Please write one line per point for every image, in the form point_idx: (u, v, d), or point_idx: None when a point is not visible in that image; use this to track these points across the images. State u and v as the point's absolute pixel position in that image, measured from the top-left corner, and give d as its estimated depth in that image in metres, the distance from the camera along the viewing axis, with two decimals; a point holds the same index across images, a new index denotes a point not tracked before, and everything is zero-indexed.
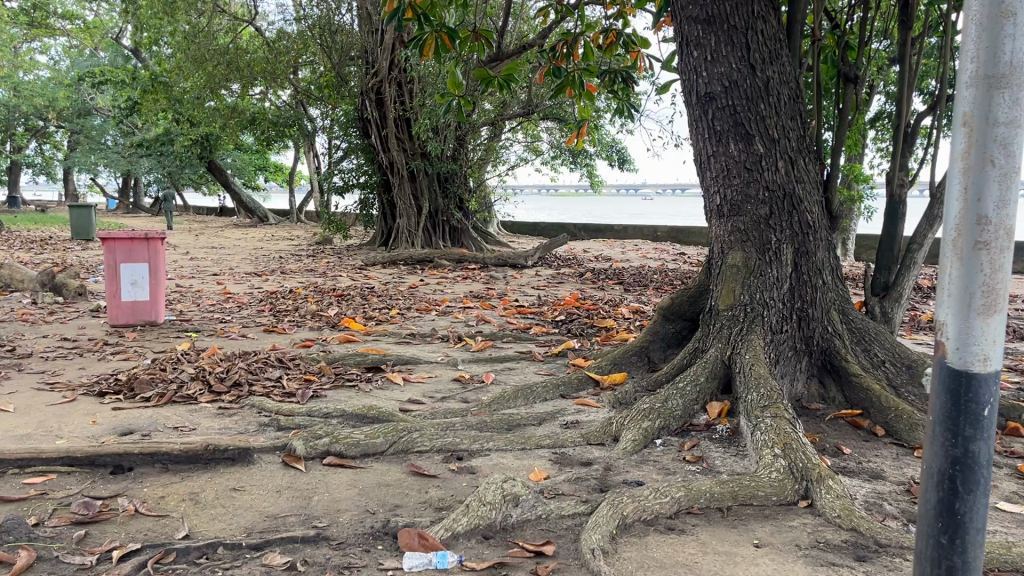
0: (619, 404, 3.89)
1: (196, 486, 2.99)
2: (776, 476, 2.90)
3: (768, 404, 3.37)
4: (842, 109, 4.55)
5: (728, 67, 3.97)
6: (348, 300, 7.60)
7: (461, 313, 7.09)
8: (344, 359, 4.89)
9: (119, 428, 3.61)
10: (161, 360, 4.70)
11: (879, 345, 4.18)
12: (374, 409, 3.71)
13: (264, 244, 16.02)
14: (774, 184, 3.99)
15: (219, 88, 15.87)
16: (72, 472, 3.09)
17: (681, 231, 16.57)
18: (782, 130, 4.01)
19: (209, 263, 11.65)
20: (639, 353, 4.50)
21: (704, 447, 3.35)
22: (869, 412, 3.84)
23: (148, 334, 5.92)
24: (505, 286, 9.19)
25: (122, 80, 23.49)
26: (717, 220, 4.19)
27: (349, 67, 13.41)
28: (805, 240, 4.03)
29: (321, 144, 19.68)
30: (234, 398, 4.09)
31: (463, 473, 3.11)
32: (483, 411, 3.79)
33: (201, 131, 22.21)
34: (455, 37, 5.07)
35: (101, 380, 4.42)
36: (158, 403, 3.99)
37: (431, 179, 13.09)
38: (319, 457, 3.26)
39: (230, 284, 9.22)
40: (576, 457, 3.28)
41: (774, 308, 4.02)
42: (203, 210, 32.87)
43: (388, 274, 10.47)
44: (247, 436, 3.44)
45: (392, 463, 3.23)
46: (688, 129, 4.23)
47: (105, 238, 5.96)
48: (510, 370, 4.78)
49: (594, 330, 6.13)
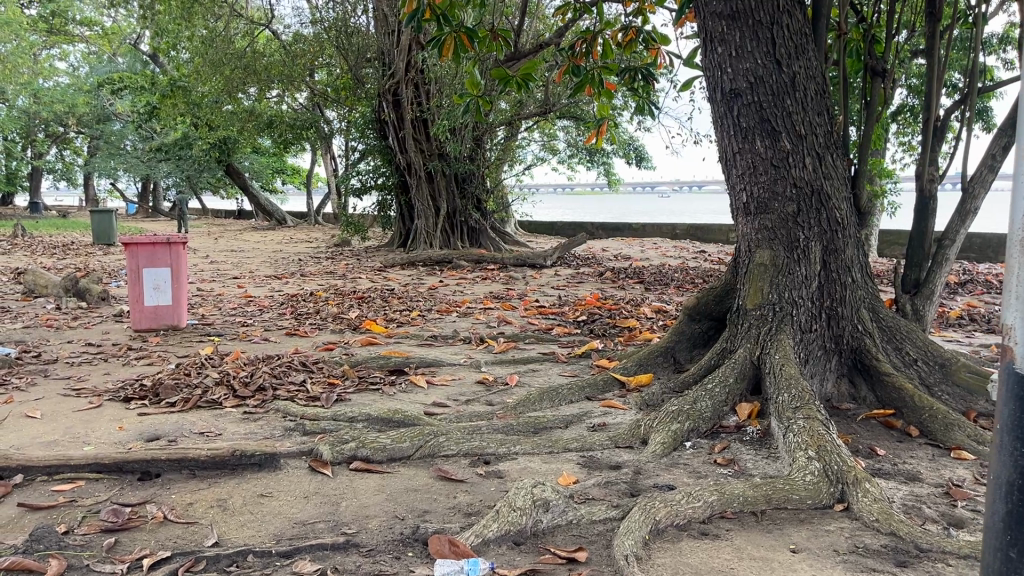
0: (646, 405, 3.85)
1: (224, 492, 2.97)
2: (810, 479, 2.85)
3: (801, 405, 3.31)
4: (869, 105, 4.49)
5: (753, 63, 3.91)
6: (368, 302, 7.60)
7: (483, 314, 7.07)
8: (368, 361, 4.87)
9: (146, 433, 3.61)
10: (186, 364, 4.70)
11: (911, 344, 4.11)
12: (400, 413, 3.69)
13: (282, 247, 16.09)
14: (802, 181, 3.93)
15: (236, 92, 15.93)
16: (100, 478, 3.08)
17: (700, 229, 16.46)
18: (809, 126, 3.95)
19: (229, 267, 11.70)
20: (664, 353, 4.46)
21: (735, 449, 3.30)
22: (902, 412, 3.77)
23: (171, 339, 5.94)
24: (525, 287, 9.16)
25: (140, 85, 23.68)
26: (743, 218, 4.13)
27: (366, 69, 13.42)
28: (833, 238, 3.97)
29: (338, 146, 19.74)
30: (258, 402, 4.09)
31: (490, 477, 3.08)
32: (509, 414, 3.75)
33: (219, 135, 22.33)
34: (474, 37, 5.05)
35: (126, 386, 4.43)
36: (183, 408, 3.98)
37: (449, 179, 13.08)
38: (345, 462, 3.24)
39: (251, 287, 9.25)
40: (605, 460, 3.24)
41: (803, 307, 3.96)
42: (222, 213, 33.08)
43: (408, 275, 10.46)
44: (273, 442, 3.43)
45: (420, 467, 3.20)
46: (713, 127, 4.17)
47: (128, 243, 5.98)
48: (534, 372, 4.75)
49: (617, 330, 6.09)
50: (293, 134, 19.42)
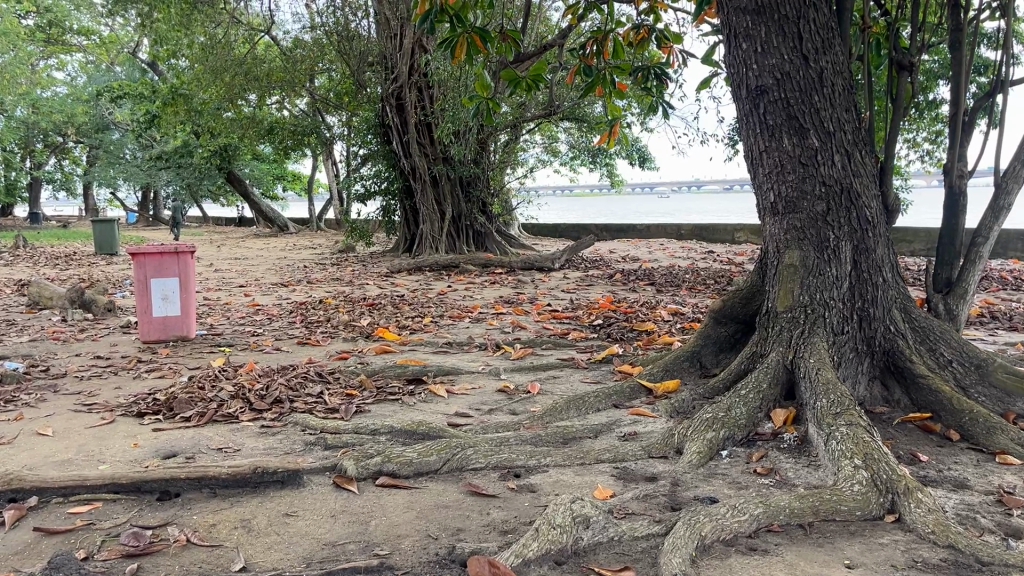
0: (676, 413, 3.74)
1: (247, 512, 2.86)
2: (858, 489, 2.74)
3: (842, 410, 3.20)
4: (895, 99, 4.39)
5: (780, 59, 3.80)
6: (379, 309, 7.48)
7: (496, 320, 6.95)
8: (385, 371, 4.76)
9: (162, 450, 3.50)
10: (199, 377, 4.59)
11: (946, 344, 4.00)
12: (424, 425, 3.57)
13: (286, 254, 15.98)
14: (831, 179, 3.82)
15: (236, 98, 15.82)
16: (118, 499, 2.97)
17: (705, 229, 16.35)
18: (838, 122, 3.84)
19: (234, 275, 11.59)
20: (691, 358, 4.35)
21: (774, 458, 3.19)
22: (940, 415, 3.65)
23: (181, 350, 5.83)
24: (534, 290, 9.05)
25: (139, 93, 23.59)
26: (771, 218, 4.03)
27: (368, 73, 13.30)
28: (864, 236, 3.86)
29: (339, 151, 19.62)
30: (276, 416, 3.97)
31: (523, 492, 2.97)
32: (536, 424, 3.64)
33: (220, 142, 22.19)
34: (487, 38, 4.93)
35: (139, 400, 4.32)
36: (199, 423, 3.87)
37: (454, 183, 12.97)
38: (371, 478, 3.13)
39: (258, 295, 9.13)
40: (640, 471, 3.12)
41: (835, 308, 3.85)
42: (222, 221, 32.96)
43: (415, 281, 10.35)
44: (294, 458, 3.32)
45: (448, 482, 3.09)
46: (738, 125, 4.07)
47: (135, 253, 5.87)
48: (556, 379, 4.63)
49: (635, 335, 5.97)
50: (293, 141, 19.30)
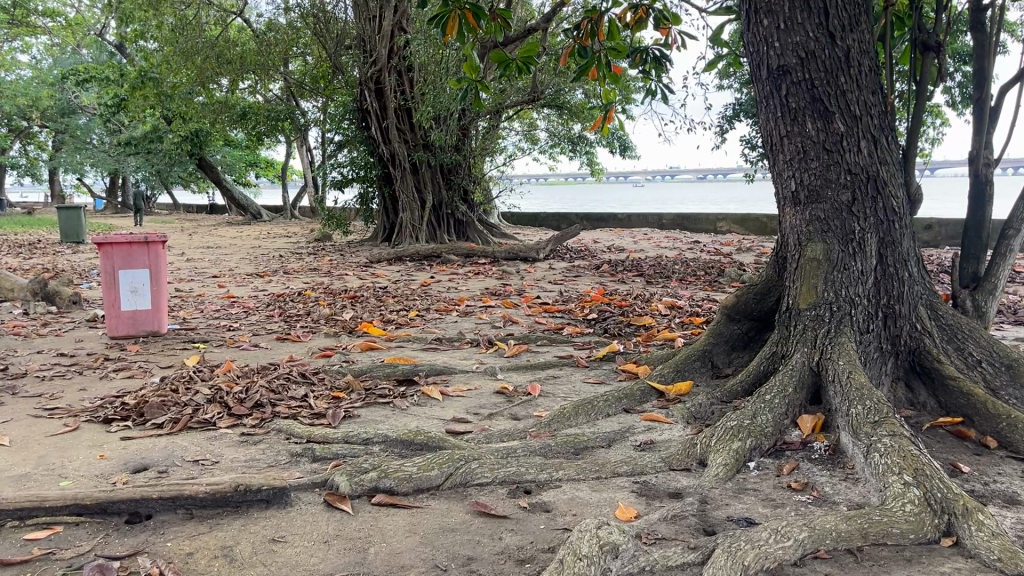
0: (694, 419, 3.46)
1: (229, 537, 2.55)
2: (911, 510, 2.46)
3: (880, 419, 2.94)
4: (918, 82, 4.15)
5: (804, 36, 3.53)
6: (361, 302, 7.12)
7: (485, 313, 6.64)
8: (372, 371, 4.45)
9: (132, 463, 3.17)
10: (171, 378, 4.23)
11: (974, 343, 3.75)
12: (422, 434, 3.26)
13: (261, 243, 15.47)
14: (857, 166, 3.56)
15: (208, 82, 15.31)
16: (81, 522, 2.64)
17: (687, 219, 16.10)
18: (864, 106, 3.58)
19: (207, 265, 11.15)
20: (702, 358, 4.08)
21: (806, 470, 2.93)
22: (974, 420, 3.40)
23: (151, 347, 5.46)
24: (521, 282, 8.72)
25: (106, 77, 22.88)
26: (791, 208, 3.76)
27: (345, 57, 12.95)
28: (890, 228, 3.61)
29: (314, 138, 19.14)
30: (257, 422, 3.65)
31: (537, 511, 2.68)
32: (542, 432, 3.35)
33: (191, 127, 21.58)
34: (481, 15, 4.58)
35: (106, 404, 3.96)
36: (172, 431, 3.54)
37: (434, 171, 12.57)
38: (366, 496, 2.82)
39: (233, 286, 8.73)
40: (662, 486, 2.85)
41: (861, 306, 3.58)
42: (192, 208, 32.22)
43: (396, 271, 10.00)
44: (278, 472, 3.01)
45: (453, 500, 2.79)
46: (756, 108, 3.80)
47: (101, 243, 5.51)
48: (557, 380, 4.35)
49: (633, 330, 5.70)
50: (267, 127, 18.75)
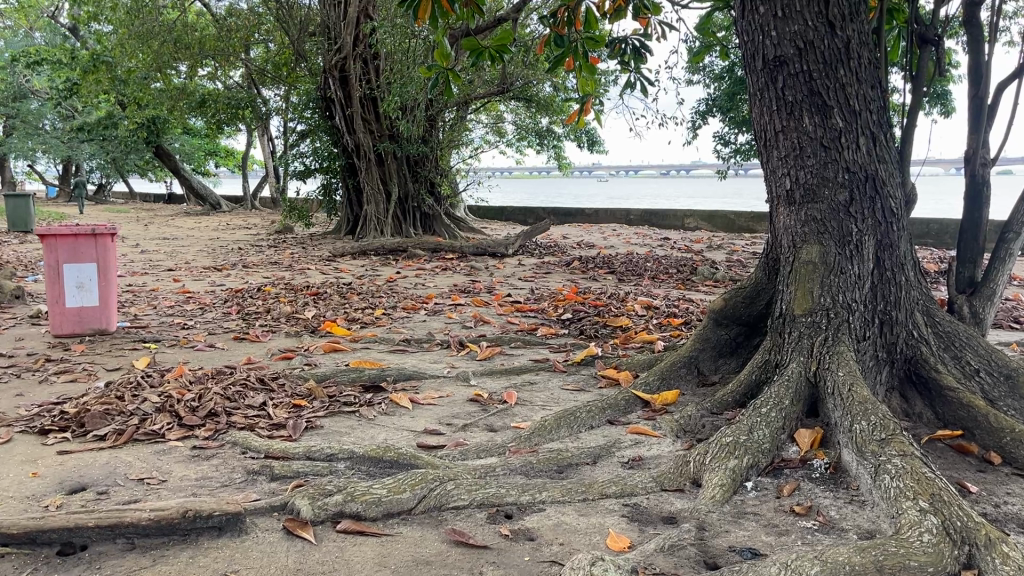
0: (684, 432, 3.24)
1: (175, 573, 2.26)
2: (929, 540, 2.25)
3: (887, 437, 2.74)
4: (914, 77, 3.98)
5: (803, 26, 3.33)
6: (325, 299, 6.81)
7: (455, 312, 6.37)
8: (337, 376, 4.16)
9: (68, 482, 2.85)
10: (117, 384, 3.89)
11: (972, 351, 3.58)
12: (392, 450, 2.99)
13: (220, 235, 15.02)
14: (855, 164, 3.36)
15: (165, 68, 14.81)
16: (5, 554, 2.33)
17: (655, 215, 15.96)
18: (863, 100, 3.38)
19: (162, 257, 10.71)
20: (688, 364, 3.87)
21: (808, 492, 2.72)
22: (974, 434, 3.21)
23: (98, 346, 5.11)
24: (490, 279, 8.47)
25: (59, 60, 22.14)
26: (785, 208, 3.55)
27: (309, 45, 12.59)
28: (887, 230, 3.41)
29: (276, 127, 18.69)
30: (210, 434, 3.35)
31: (520, 541, 2.43)
32: (523, 447, 3.10)
33: (147, 114, 20.93)
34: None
35: (43, 412, 3.62)
36: (116, 444, 3.22)
37: (401, 162, 12.24)
38: (330, 522, 2.55)
39: (189, 281, 8.35)
40: (654, 509, 2.62)
41: (857, 312, 3.38)
42: (149, 196, 31.43)
43: (360, 266, 9.68)
44: (233, 495, 2.72)
45: (426, 526, 2.53)
46: (751, 102, 3.60)
47: (45, 235, 5.14)
48: (533, 386, 4.11)
49: (609, 331, 5.47)
50: (227, 115, 18.22)
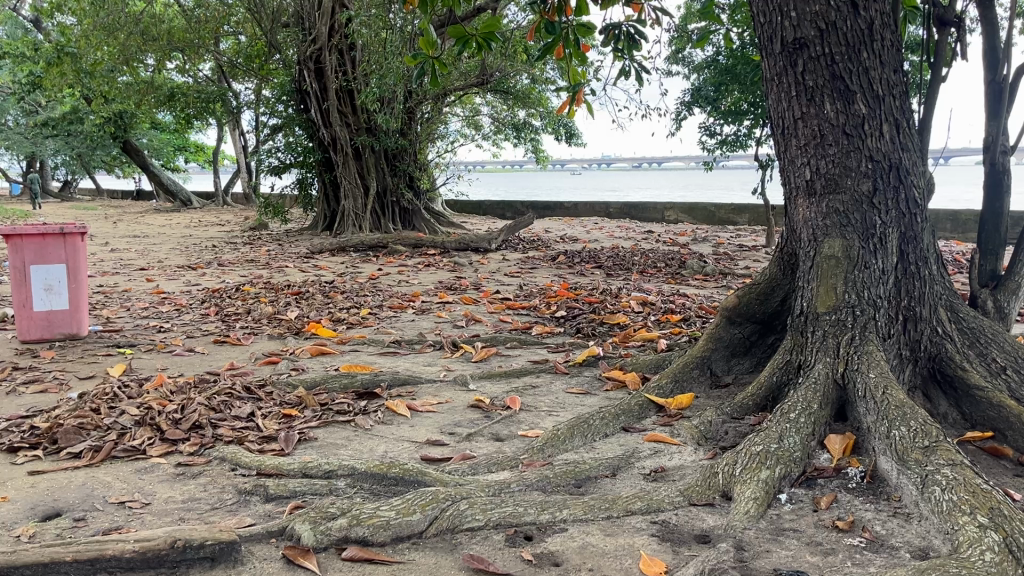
0: (705, 440, 3.05)
1: None
2: (992, 559, 2.07)
3: (931, 444, 2.58)
4: (932, 62, 3.82)
5: (824, 5, 3.14)
6: (307, 299, 6.54)
7: (444, 310, 6.13)
8: (328, 382, 3.91)
9: (40, 508, 2.59)
10: (92, 395, 3.61)
11: (997, 348, 3.41)
12: (397, 466, 2.76)
13: (191, 232, 14.59)
14: (879, 153, 3.18)
15: (132, 61, 14.32)
16: None
17: (636, 207, 15.79)
18: (886, 85, 3.20)
19: (131, 256, 10.33)
20: (701, 365, 3.68)
21: (847, 503, 2.54)
22: (1006, 435, 3.02)
23: (69, 353, 4.81)
24: (475, 275, 8.24)
25: (21, 52, 21.42)
26: (805, 200, 3.37)
27: (282, 36, 12.23)
28: (911, 222, 3.24)
29: (248, 120, 18.25)
30: (195, 449, 3.10)
31: (545, 566, 2.21)
32: (537, 460, 2.89)
33: (113, 108, 20.30)
34: None
35: (11, 428, 3.34)
36: (93, 462, 2.96)
37: (378, 156, 11.96)
38: (334, 549, 2.32)
39: (162, 281, 8.00)
40: (686, 527, 2.43)
41: (882, 308, 3.20)
42: (117, 193, 30.73)
43: (340, 263, 9.40)
44: (226, 520, 2.48)
45: (439, 551, 2.32)
46: (768, 88, 3.41)
47: (10, 234, 4.81)
48: (536, 390, 3.89)
49: (607, 329, 5.27)
50: (197, 110, 17.73)
